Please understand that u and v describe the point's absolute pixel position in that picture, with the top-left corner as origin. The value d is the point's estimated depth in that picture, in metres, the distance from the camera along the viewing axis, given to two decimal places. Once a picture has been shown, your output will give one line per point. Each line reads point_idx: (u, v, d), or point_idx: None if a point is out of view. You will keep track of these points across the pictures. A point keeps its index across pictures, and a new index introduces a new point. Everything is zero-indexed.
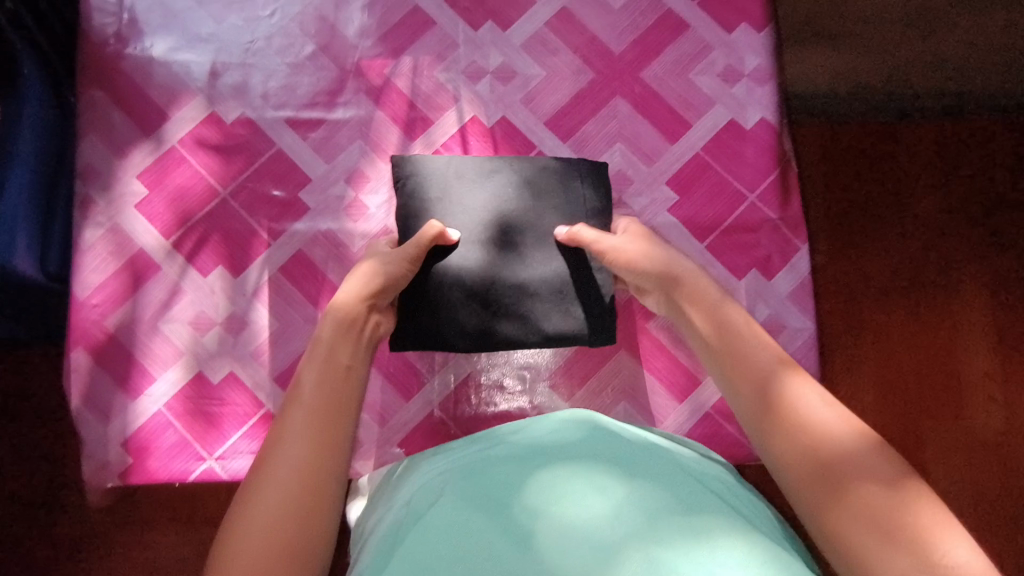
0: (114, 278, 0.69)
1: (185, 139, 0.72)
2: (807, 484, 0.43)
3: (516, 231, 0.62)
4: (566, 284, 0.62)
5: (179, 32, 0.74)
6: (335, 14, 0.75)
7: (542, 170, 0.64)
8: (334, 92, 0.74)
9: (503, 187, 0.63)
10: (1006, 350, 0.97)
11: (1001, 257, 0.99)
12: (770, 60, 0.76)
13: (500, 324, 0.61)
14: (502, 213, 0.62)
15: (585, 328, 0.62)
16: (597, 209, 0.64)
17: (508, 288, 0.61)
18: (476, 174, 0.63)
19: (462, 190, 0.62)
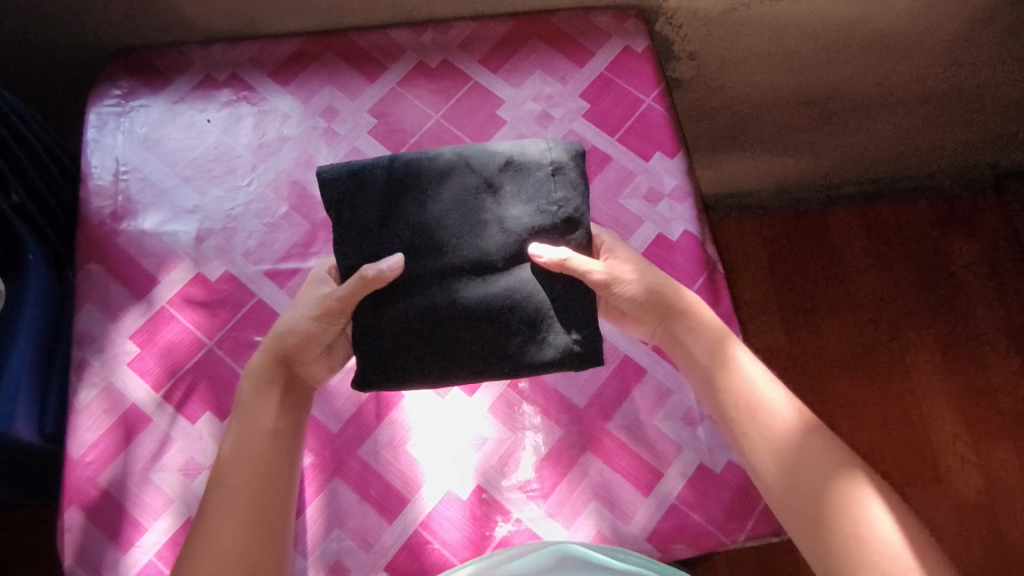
0: (106, 435, 0.74)
1: (173, 299, 0.79)
2: (768, 461, 0.63)
3: (483, 246, 0.68)
4: (539, 309, 0.67)
5: (168, 207, 0.84)
6: (304, 178, 0.87)
7: (505, 178, 0.69)
8: (307, 243, 0.83)
9: (464, 198, 0.69)
10: (966, 417, 1.46)
11: (930, 333, 1.53)
12: (685, 179, 0.88)
13: (475, 349, 0.66)
14: (465, 228, 0.68)
15: (561, 353, 0.66)
16: (563, 214, 0.69)
17: (478, 310, 0.66)
18: (433, 186, 0.69)
19: (427, 206, 0.68)
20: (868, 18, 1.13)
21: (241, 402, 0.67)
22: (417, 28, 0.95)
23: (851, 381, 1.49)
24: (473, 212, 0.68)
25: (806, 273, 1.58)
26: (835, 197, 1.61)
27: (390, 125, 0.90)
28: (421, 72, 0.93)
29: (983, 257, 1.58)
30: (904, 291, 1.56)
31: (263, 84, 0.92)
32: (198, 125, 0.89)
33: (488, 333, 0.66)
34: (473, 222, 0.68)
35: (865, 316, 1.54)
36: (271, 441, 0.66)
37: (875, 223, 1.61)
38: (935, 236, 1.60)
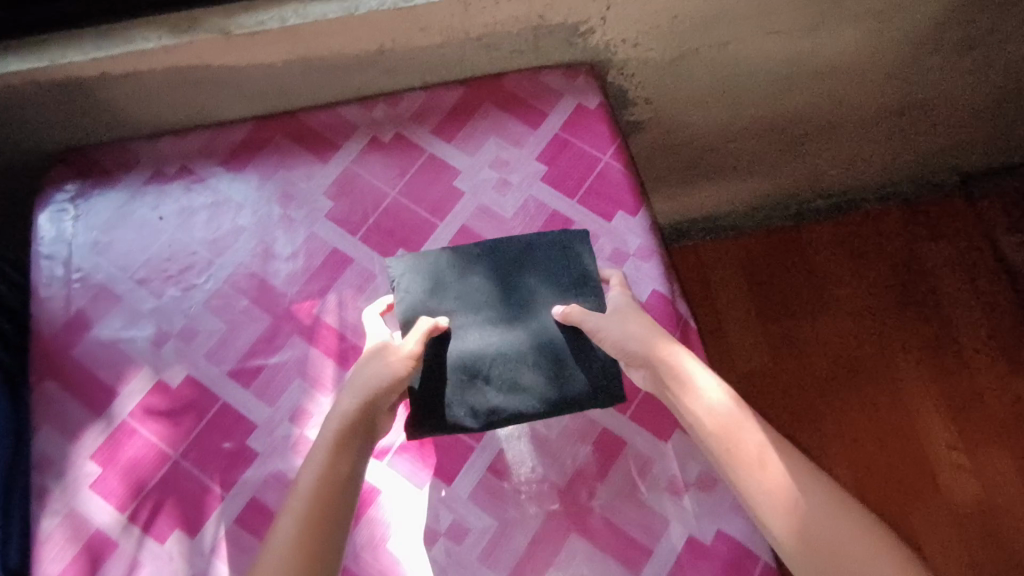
0: (71, 566, 0.71)
1: (134, 411, 0.77)
2: (784, 529, 0.62)
3: (512, 306, 0.77)
4: (563, 356, 0.75)
5: (123, 313, 0.82)
6: (263, 269, 0.85)
7: (527, 248, 0.80)
8: (270, 337, 0.81)
9: (494, 268, 0.79)
10: (959, 428, 1.46)
11: (914, 340, 1.53)
12: (649, 237, 0.87)
13: (510, 396, 0.74)
14: (496, 292, 0.78)
15: (585, 391, 0.74)
16: (581, 272, 0.79)
17: (510, 362, 0.75)
18: (467, 262, 0.79)
19: (460, 278, 0.78)
20: (817, 51, 1.14)
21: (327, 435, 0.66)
22: (366, 103, 0.94)
23: (840, 397, 1.49)
24: (502, 279, 0.79)
25: (784, 290, 1.59)
26: (805, 211, 1.63)
27: (347, 206, 0.89)
28: (374, 149, 0.92)
29: (955, 262, 1.59)
30: (883, 301, 1.57)
31: (214, 174, 0.90)
32: (150, 223, 0.86)
33: (522, 380, 0.74)
34: (503, 287, 0.78)
35: (848, 329, 1.55)
36: (340, 479, 0.65)
37: (847, 233, 1.63)
38: (908, 243, 1.62)
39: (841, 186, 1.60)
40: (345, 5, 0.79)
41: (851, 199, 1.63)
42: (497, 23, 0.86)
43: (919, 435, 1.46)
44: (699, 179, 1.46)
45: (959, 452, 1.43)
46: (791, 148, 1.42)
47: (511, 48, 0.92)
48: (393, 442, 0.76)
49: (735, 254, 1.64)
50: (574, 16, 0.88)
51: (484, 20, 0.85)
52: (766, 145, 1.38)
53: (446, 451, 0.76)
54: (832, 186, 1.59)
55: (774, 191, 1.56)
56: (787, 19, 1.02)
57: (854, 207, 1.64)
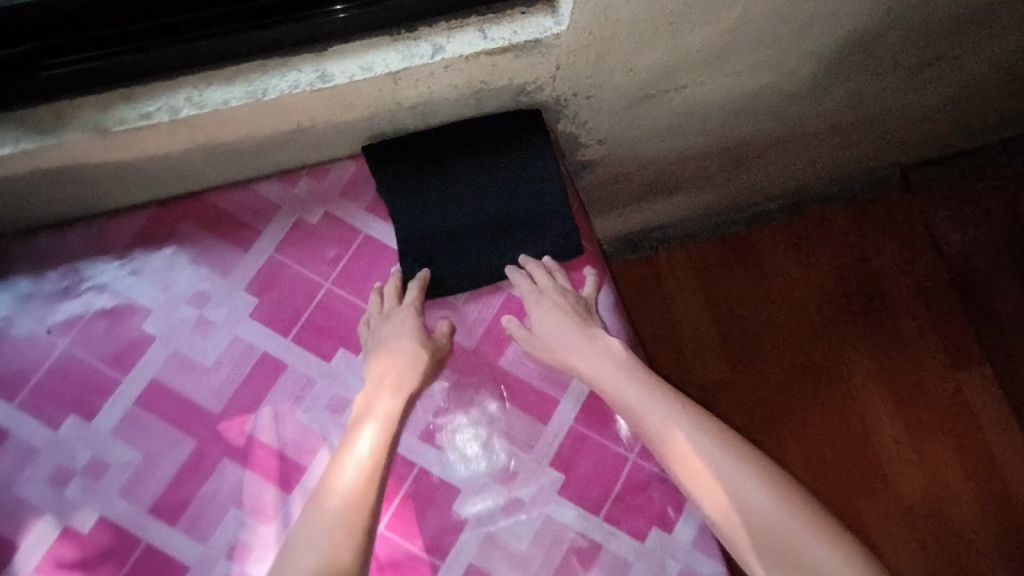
0: None
1: (41, 565, 0.69)
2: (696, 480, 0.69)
3: (485, 170, 0.82)
4: (535, 215, 0.82)
5: (14, 452, 0.71)
6: (180, 385, 0.75)
7: (493, 118, 0.83)
8: (197, 465, 0.73)
9: (461, 141, 0.82)
10: (909, 423, 1.45)
11: (864, 338, 1.50)
12: (612, 319, 0.83)
13: (491, 262, 0.81)
14: (463, 158, 0.82)
15: (559, 250, 0.82)
16: (545, 139, 0.83)
17: (488, 236, 0.82)
18: (433, 139, 0.82)
19: (428, 144, 0.82)
20: (774, 83, 1.07)
21: (347, 479, 0.66)
22: (288, 178, 0.82)
23: (793, 404, 1.46)
24: (471, 145, 0.82)
25: (736, 296, 1.54)
26: (759, 213, 1.55)
27: (273, 303, 0.79)
28: (301, 232, 0.81)
29: (904, 255, 1.55)
30: (833, 300, 1.53)
31: (110, 273, 0.78)
32: (37, 339, 0.75)
33: (499, 247, 0.82)
34: (473, 156, 0.82)
35: (799, 336, 1.51)
36: (365, 503, 0.66)
37: (801, 231, 1.57)
38: (857, 236, 1.57)
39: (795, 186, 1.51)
40: (247, 90, 0.67)
41: (805, 196, 1.55)
42: (432, 92, 0.76)
43: (871, 434, 1.45)
44: (647, 199, 1.40)
45: (906, 447, 1.44)
46: (739, 162, 1.34)
47: (451, 112, 0.81)
48: None
49: (690, 262, 1.56)
50: (519, 77, 0.78)
51: (417, 90, 0.74)
52: (713, 164, 1.32)
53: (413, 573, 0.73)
54: (785, 186, 1.50)
55: (725, 201, 1.49)
56: (747, 60, 0.95)
57: (808, 204, 1.57)
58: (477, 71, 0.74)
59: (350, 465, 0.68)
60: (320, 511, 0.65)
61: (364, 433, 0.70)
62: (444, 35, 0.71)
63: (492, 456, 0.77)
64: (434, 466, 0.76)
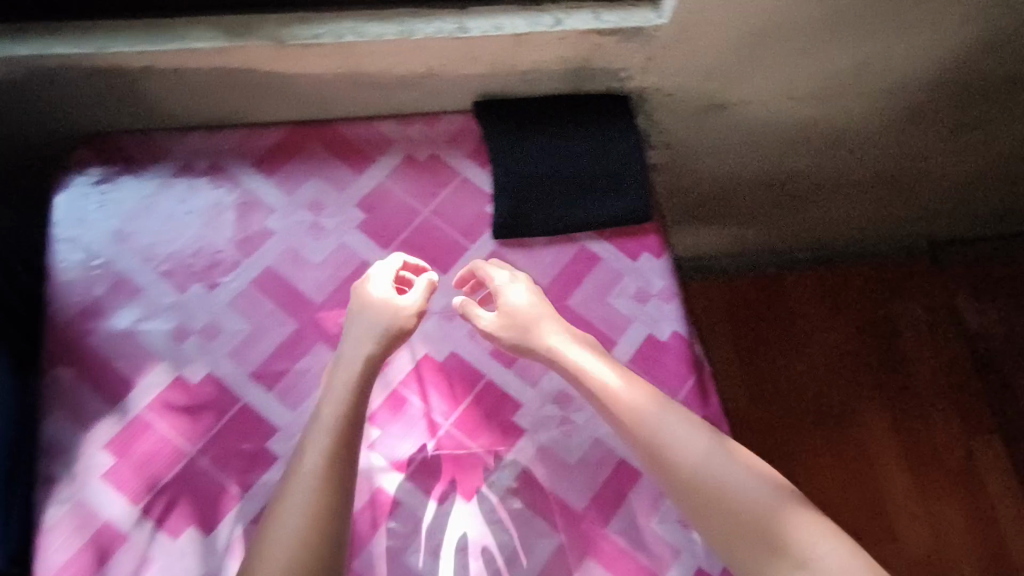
0: (78, 557, 0.71)
1: (151, 405, 0.78)
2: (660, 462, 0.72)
3: (576, 136, 0.94)
4: (615, 180, 0.93)
5: (145, 306, 0.82)
6: (291, 275, 0.86)
7: (587, 96, 0.96)
8: (295, 344, 0.82)
9: (559, 110, 0.95)
10: (918, 478, 1.44)
11: (880, 389, 1.51)
12: (671, 281, 0.92)
13: (572, 213, 0.92)
14: (558, 124, 0.94)
15: (632, 211, 0.92)
16: (629, 121, 0.96)
17: (572, 191, 0.92)
18: (535, 105, 0.95)
19: (531, 108, 0.94)
20: (829, 118, 1.17)
21: (317, 451, 0.69)
22: (404, 120, 0.95)
23: (805, 440, 1.46)
24: (567, 114, 0.94)
25: (760, 331, 1.56)
26: (789, 257, 1.60)
27: (378, 221, 0.90)
28: (408, 166, 0.93)
29: (927, 317, 1.58)
30: (854, 349, 1.55)
31: (244, 174, 0.89)
32: (177, 217, 0.86)
33: (580, 201, 0.92)
34: (567, 123, 0.94)
35: (820, 378, 1.52)
36: (335, 465, 0.68)
37: (828, 281, 1.61)
38: (881, 293, 1.60)
39: (826, 237, 1.56)
40: (400, 29, 0.81)
41: (834, 250, 1.60)
42: (545, 61, 0.89)
43: (880, 483, 1.43)
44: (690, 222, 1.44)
45: (914, 502, 1.41)
46: (781, 200, 1.39)
47: (553, 84, 0.94)
48: (419, 454, 0.80)
49: (720, 292, 1.59)
50: (617, 62, 0.91)
51: (533, 57, 0.88)
52: (757, 197, 1.37)
53: (469, 468, 0.80)
54: (817, 235, 1.56)
55: (761, 240, 1.54)
56: (809, 86, 1.07)
57: (836, 257, 1.62)
58: (585, 48, 0.88)
59: (318, 437, 0.70)
60: (298, 477, 0.68)
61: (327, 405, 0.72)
62: (564, 12, 0.85)
63: (552, 380, 0.85)
64: (499, 379, 0.84)
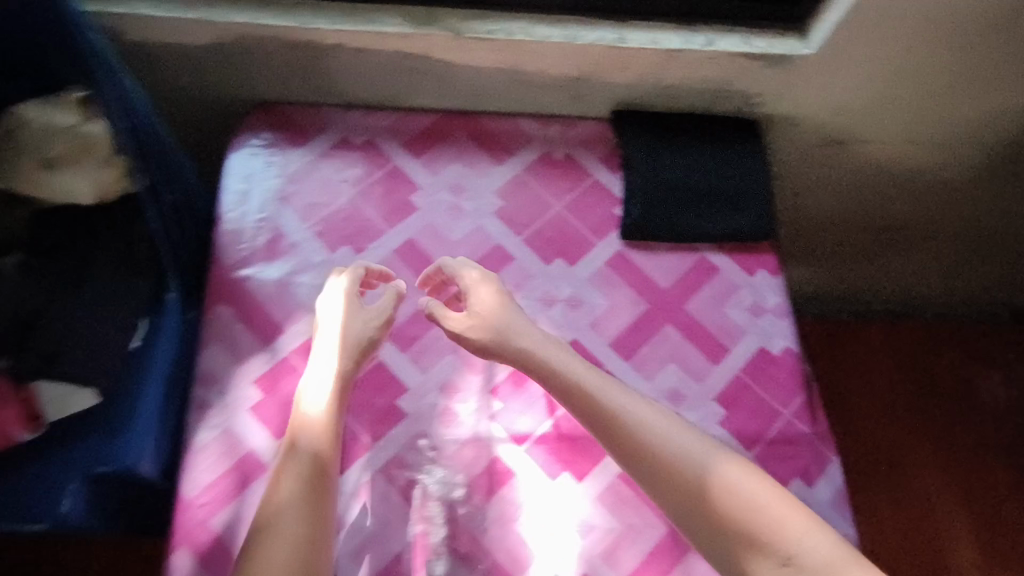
0: (222, 479, 0.78)
1: (296, 350, 0.84)
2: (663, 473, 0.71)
3: (707, 154, 0.98)
4: (741, 198, 0.97)
5: (297, 260, 0.88)
6: (431, 248, 0.91)
7: (720, 117, 1.01)
8: None
9: (692, 127, 1.00)
10: (991, 553, 1.29)
11: (951, 453, 1.38)
12: (786, 299, 0.94)
13: (697, 225, 0.95)
14: (691, 141, 0.99)
15: (755, 229, 0.96)
16: (759, 143, 1.00)
17: (700, 204, 0.96)
18: (670, 120, 1.00)
19: (666, 123, 1.00)
20: (949, 167, 1.15)
21: (297, 472, 0.69)
22: (544, 120, 1.01)
23: (866, 497, 1.33)
24: (699, 132, 0.99)
25: (823, 378, 1.44)
26: (859, 306, 1.49)
27: (514, 209, 0.96)
28: (544, 163, 0.99)
29: (1006, 386, 1.45)
30: (924, 409, 1.42)
31: (395, 152, 0.96)
32: (332, 184, 0.93)
33: (706, 214, 0.96)
34: (700, 141, 0.99)
35: (893, 430, 1.40)
36: (310, 487, 0.68)
37: (900, 335, 1.49)
38: (959, 356, 1.47)
39: (902, 292, 1.46)
40: (567, 33, 0.88)
41: (909, 305, 1.49)
42: (688, 78, 0.94)
43: (947, 554, 1.29)
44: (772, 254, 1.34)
45: None
46: (864, 240, 1.30)
47: (689, 101, 0.99)
48: (535, 430, 0.84)
49: None
50: (755, 87, 0.96)
51: (678, 73, 0.93)
52: (839, 233, 1.28)
53: (581, 450, 0.83)
54: (893, 289, 1.45)
55: (832, 286, 1.44)
56: (931, 130, 1.07)
57: (910, 313, 1.50)
58: (729, 69, 0.93)
59: (297, 459, 0.70)
60: (278, 500, 0.67)
61: (307, 423, 0.73)
62: (716, 33, 0.91)
63: (666, 377, 0.88)
64: (615, 371, 0.88)
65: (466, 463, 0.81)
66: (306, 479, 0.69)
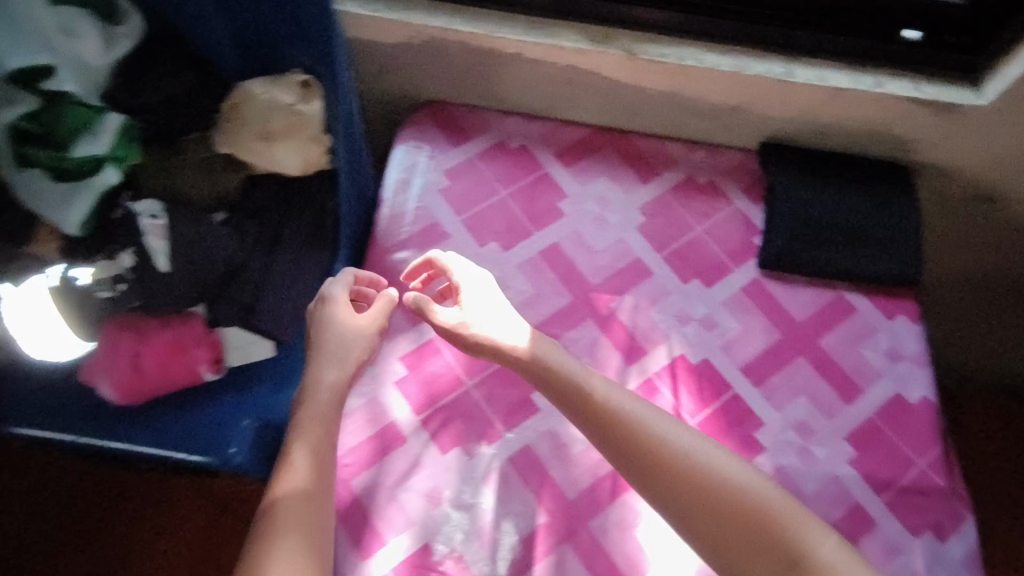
0: (366, 444, 0.83)
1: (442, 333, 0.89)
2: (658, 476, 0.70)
3: (856, 193, 0.98)
4: (889, 240, 0.96)
5: (449, 249, 0.94)
6: (573, 254, 0.95)
7: (871, 159, 1.01)
8: (569, 315, 0.92)
9: (842, 165, 1.00)
10: None
11: None
12: (925, 348, 0.93)
13: (842, 263, 0.95)
14: (840, 178, 0.99)
15: (901, 273, 0.94)
16: (911, 189, 0.99)
17: (846, 242, 0.96)
18: (820, 156, 1.00)
19: (816, 159, 1.00)
20: None
21: (303, 452, 0.68)
22: (691, 145, 1.03)
23: None
24: (849, 171, 0.99)
25: None
26: (975, 374, 1.34)
27: (655, 226, 0.98)
28: (688, 186, 1.01)
29: None
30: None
31: (546, 159, 1.01)
32: (486, 183, 0.98)
33: (851, 253, 0.95)
34: (849, 179, 0.99)
35: (990, 521, 1.23)
36: (318, 472, 0.68)
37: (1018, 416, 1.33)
38: None
39: None
40: (736, 63, 0.91)
41: None
42: (846, 117, 0.95)
43: None
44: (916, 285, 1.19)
45: None
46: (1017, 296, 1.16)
47: (841, 139, 1.00)
48: None
49: None
50: (913, 133, 0.96)
51: (838, 112, 0.95)
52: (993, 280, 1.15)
53: None
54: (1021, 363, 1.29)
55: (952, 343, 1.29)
56: None
57: None
58: (892, 112, 0.93)
59: (303, 440, 0.69)
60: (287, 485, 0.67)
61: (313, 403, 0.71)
62: (885, 76, 0.91)
63: (796, 409, 0.88)
64: (745, 396, 0.89)
65: (593, 464, 0.84)
66: (315, 464, 0.68)
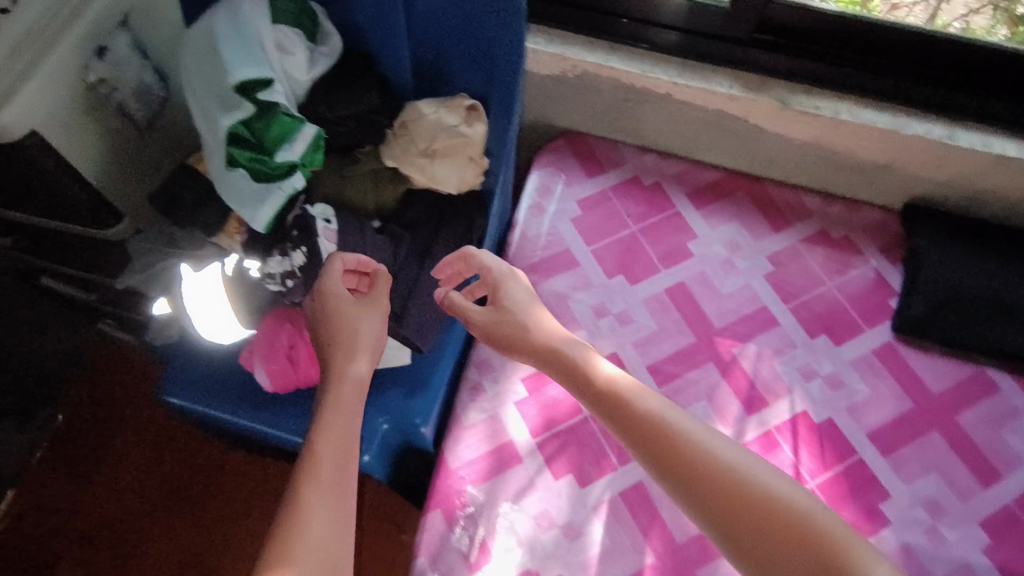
0: (483, 458, 0.84)
1: None
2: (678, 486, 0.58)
3: (1009, 265, 0.93)
4: None
5: (576, 277, 0.95)
6: (699, 295, 0.95)
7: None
8: (690, 355, 0.91)
9: (994, 235, 0.96)
10: None
11: None
12: None
13: (989, 337, 0.90)
14: (991, 248, 0.94)
15: None
16: None
17: (995, 316, 0.91)
18: (968, 224, 0.97)
19: (964, 225, 0.97)
20: None
21: (331, 435, 0.61)
22: (827, 198, 1.02)
23: None
24: (1002, 241, 0.95)
25: None
26: None
27: (784, 276, 0.97)
28: (822, 239, 0.99)
29: None
30: None
31: (678, 198, 1.02)
32: (616, 215, 1.00)
33: (1000, 328, 0.90)
34: (1001, 250, 0.94)
35: None
36: (343, 458, 0.60)
37: None
38: None
39: None
40: (894, 121, 0.90)
41: None
42: (1004, 184, 0.93)
43: None
44: None
45: None
46: None
47: (990, 206, 0.97)
48: None
49: None
50: None
51: (996, 180, 0.92)
52: None
53: None
54: None
55: None
56: None
57: None
58: None
59: (333, 422, 0.62)
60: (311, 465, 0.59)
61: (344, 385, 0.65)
62: None
63: (926, 485, 0.84)
64: (871, 464, 0.85)
65: None
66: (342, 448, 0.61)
